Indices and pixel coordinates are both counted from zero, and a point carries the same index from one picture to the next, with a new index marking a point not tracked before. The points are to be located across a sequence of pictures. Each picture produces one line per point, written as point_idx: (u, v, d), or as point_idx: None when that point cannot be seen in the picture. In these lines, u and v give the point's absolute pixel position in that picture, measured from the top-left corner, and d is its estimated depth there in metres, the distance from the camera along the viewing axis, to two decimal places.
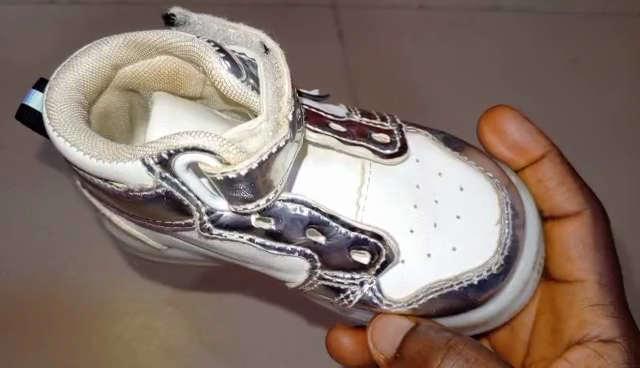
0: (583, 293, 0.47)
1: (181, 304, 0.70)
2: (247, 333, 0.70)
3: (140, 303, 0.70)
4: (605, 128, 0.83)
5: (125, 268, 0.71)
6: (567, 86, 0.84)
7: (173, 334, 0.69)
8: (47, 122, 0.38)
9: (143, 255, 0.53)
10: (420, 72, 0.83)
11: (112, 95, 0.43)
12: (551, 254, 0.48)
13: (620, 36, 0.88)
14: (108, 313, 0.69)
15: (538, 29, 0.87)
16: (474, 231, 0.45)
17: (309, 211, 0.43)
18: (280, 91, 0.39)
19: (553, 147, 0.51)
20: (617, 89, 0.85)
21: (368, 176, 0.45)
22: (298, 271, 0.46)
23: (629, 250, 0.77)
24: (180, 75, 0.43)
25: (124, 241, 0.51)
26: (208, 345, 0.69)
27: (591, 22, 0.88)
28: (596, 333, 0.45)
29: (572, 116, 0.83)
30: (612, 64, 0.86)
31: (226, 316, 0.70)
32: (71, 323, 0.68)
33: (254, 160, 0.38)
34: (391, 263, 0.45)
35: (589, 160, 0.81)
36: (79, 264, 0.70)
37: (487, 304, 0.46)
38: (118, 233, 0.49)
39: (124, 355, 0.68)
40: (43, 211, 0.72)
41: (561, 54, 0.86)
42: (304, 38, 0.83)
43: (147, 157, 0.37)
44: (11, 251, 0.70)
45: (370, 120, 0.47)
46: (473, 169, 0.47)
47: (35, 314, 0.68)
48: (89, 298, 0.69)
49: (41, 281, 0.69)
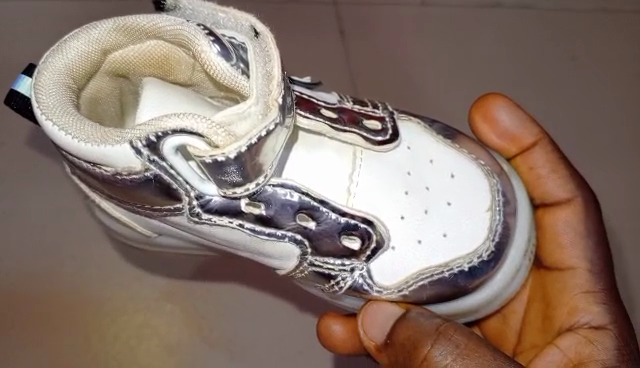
0: (573, 281, 0.48)
1: (180, 302, 0.71)
2: (246, 328, 0.70)
3: (140, 299, 0.70)
4: (602, 123, 0.83)
5: (120, 260, 0.71)
6: (566, 83, 0.84)
7: (172, 332, 0.69)
8: (36, 106, 0.38)
9: (133, 243, 0.53)
10: (419, 69, 0.83)
11: (103, 81, 0.43)
12: (542, 241, 0.49)
13: (619, 33, 0.88)
14: (106, 311, 0.69)
15: (537, 26, 0.87)
16: (465, 218, 0.45)
17: (300, 196, 0.43)
18: (269, 74, 0.39)
19: (544, 135, 0.51)
20: (616, 86, 0.85)
21: (359, 163, 0.45)
22: (289, 258, 0.46)
23: (626, 247, 0.77)
24: (171, 60, 0.43)
25: (114, 229, 0.51)
26: (207, 342, 0.69)
27: (589, 18, 0.89)
28: (586, 320, 0.46)
29: (570, 113, 0.83)
30: (611, 61, 0.86)
31: (224, 312, 0.70)
32: (71, 321, 0.68)
33: (243, 143, 0.38)
34: (381, 248, 0.45)
35: (587, 157, 0.81)
36: (78, 261, 0.70)
37: (478, 292, 0.46)
38: (108, 221, 0.49)
39: (124, 353, 0.68)
40: (41, 207, 0.72)
41: (560, 50, 0.86)
42: (303, 36, 0.83)
43: (135, 140, 0.37)
44: (10, 248, 0.70)
45: (362, 107, 0.47)
46: (464, 157, 0.47)
47: (33, 313, 0.68)
48: (89, 295, 0.70)
49: (40, 279, 0.69)
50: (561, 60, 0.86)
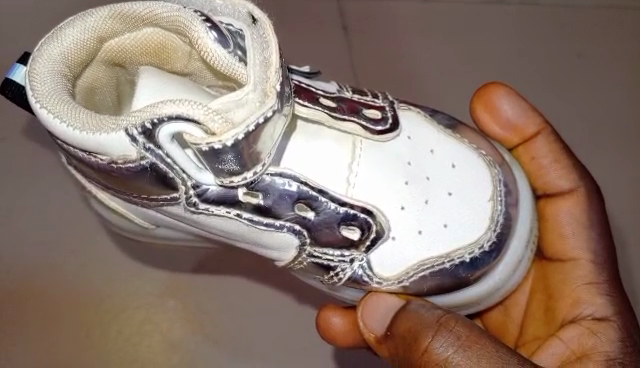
0: (576, 272, 0.47)
1: (184, 296, 0.70)
2: (248, 326, 0.69)
3: (142, 296, 0.70)
4: (606, 119, 0.82)
5: (121, 257, 0.71)
6: (571, 79, 0.84)
7: (174, 329, 0.69)
8: (31, 94, 0.38)
9: (129, 234, 0.52)
10: (423, 66, 0.82)
11: (99, 70, 0.43)
12: (545, 232, 0.48)
13: (626, 28, 0.87)
14: (109, 308, 0.69)
15: (543, 22, 0.86)
16: (466, 208, 0.45)
17: (298, 185, 0.42)
18: (267, 60, 0.39)
19: (546, 125, 0.50)
20: (622, 82, 0.84)
21: (359, 152, 0.45)
22: (288, 248, 0.45)
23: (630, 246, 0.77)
24: (167, 48, 0.43)
25: (110, 220, 0.50)
26: (209, 339, 0.69)
27: (594, 14, 0.88)
28: (590, 311, 0.46)
29: (575, 110, 0.82)
30: (617, 57, 0.85)
31: (226, 309, 0.70)
32: (72, 320, 0.68)
33: (240, 130, 0.37)
34: (381, 238, 0.44)
35: (591, 155, 0.80)
36: (80, 260, 0.70)
37: (480, 283, 0.45)
38: (105, 213, 0.49)
39: (126, 352, 0.68)
40: (43, 206, 0.71)
41: (565, 47, 0.85)
42: (307, 32, 0.82)
43: (130, 127, 0.37)
44: (11, 248, 0.69)
45: (361, 97, 0.46)
46: (466, 147, 0.46)
47: (36, 312, 0.68)
48: (91, 293, 0.69)
49: (42, 277, 0.68)
50: (566, 57, 0.85)
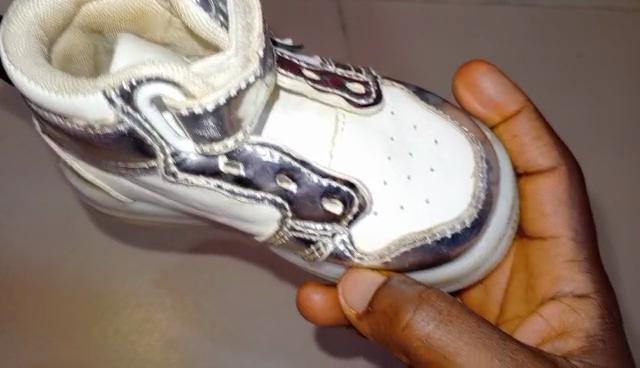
0: (557, 250, 0.49)
1: (173, 282, 0.71)
2: (245, 320, 0.70)
3: (140, 292, 0.70)
4: (597, 119, 0.82)
5: (118, 252, 0.71)
6: (569, 81, 0.84)
7: (172, 326, 0.69)
8: (5, 56, 0.38)
9: (101, 211, 0.51)
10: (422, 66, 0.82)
11: (77, 36, 0.43)
12: (525, 211, 0.50)
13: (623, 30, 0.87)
14: (107, 305, 0.69)
15: (541, 23, 0.86)
16: (449, 183, 0.45)
17: (281, 156, 0.42)
18: (250, 25, 0.39)
19: (527, 103, 0.51)
20: (619, 83, 0.84)
21: (341, 126, 0.45)
22: (269, 221, 0.44)
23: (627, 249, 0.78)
24: (146, 13, 0.43)
25: (84, 196, 0.50)
26: (208, 334, 0.69)
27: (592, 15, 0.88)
28: (570, 289, 0.48)
29: (573, 112, 0.83)
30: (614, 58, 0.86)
31: (223, 303, 0.70)
32: (70, 318, 0.68)
33: (221, 94, 0.37)
34: (364, 211, 0.44)
35: (589, 157, 0.81)
36: (76, 255, 0.70)
37: (458, 260, 0.46)
38: (79, 186, 0.48)
39: (125, 350, 0.68)
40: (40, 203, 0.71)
41: (563, 48, 0.85)
42: (305, 31, 0.82)
43: (109, 89, 0.37)
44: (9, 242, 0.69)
45: (345, 71, 0.46)
46: (446, 123, 0.46)
47: (34, 309, 0.68)
48: (88, 290, 0.69)
49: (40, 273, 0.69)
50: (564, 58, 0.85)
